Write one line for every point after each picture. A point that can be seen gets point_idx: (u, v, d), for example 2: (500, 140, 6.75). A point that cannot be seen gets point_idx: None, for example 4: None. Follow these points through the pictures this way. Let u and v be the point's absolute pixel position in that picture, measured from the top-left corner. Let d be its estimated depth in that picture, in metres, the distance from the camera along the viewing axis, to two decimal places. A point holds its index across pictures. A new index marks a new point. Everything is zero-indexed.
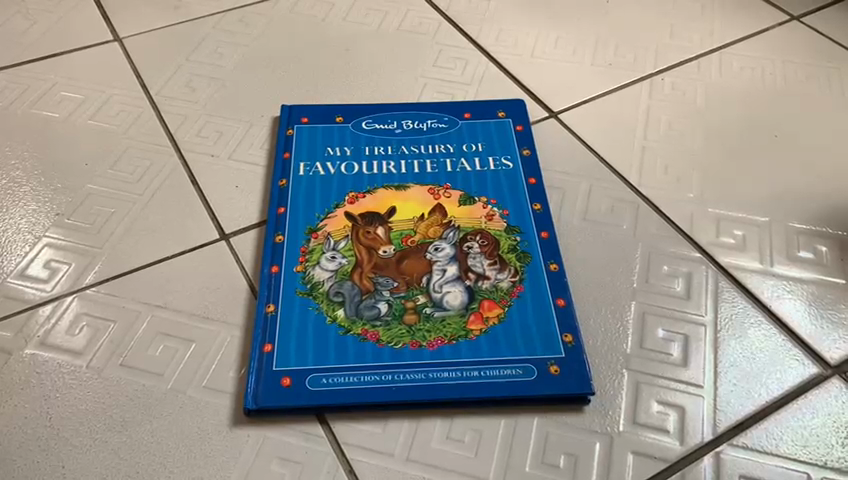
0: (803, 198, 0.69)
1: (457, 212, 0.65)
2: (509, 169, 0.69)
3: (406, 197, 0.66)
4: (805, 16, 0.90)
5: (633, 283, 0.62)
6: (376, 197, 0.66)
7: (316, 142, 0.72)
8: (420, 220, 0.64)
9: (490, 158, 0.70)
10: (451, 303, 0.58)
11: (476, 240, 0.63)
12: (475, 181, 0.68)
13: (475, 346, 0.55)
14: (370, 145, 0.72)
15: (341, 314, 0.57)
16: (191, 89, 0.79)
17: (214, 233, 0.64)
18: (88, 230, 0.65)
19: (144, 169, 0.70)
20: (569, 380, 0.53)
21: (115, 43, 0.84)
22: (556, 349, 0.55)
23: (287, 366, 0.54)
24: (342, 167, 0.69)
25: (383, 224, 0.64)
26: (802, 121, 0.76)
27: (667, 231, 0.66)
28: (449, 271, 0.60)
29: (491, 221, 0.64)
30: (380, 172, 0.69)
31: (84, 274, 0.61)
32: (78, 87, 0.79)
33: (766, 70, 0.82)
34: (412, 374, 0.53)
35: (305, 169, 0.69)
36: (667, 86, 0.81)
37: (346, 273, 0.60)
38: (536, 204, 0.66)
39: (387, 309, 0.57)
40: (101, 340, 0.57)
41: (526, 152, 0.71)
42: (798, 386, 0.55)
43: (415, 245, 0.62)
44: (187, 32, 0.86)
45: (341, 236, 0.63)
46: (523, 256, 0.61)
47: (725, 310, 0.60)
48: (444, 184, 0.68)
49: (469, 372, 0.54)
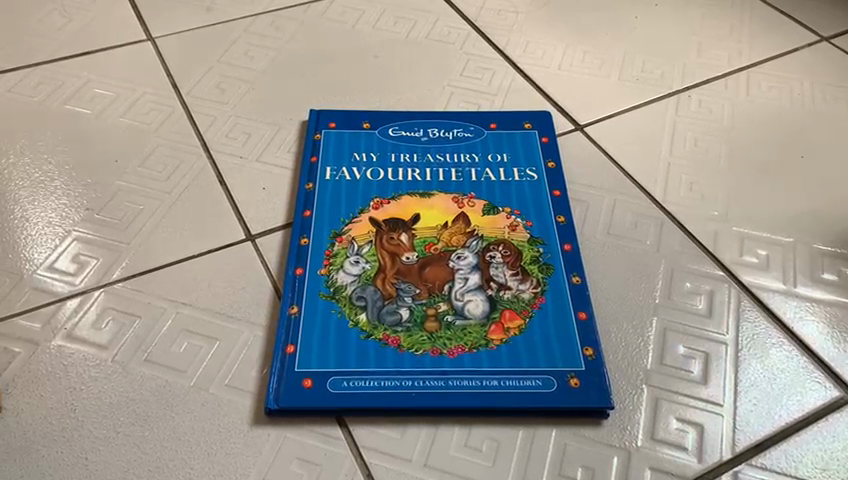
0: (827, 220, 0.69)
1: (481, 221, 0.65)
2: (533, 180, 0.69)
3: (430, 205, 0.67)
4: (835, 38, 0.89)
5: (654, 298, 0.62)
6: (401, 204, 0.67)
7: (343, 147, 0.72)
8: (443, 227, 0.64)
9: (515, 168, 0.71)
10: (472, 311, 0.58)
11: (499, 250, 0.63)
12: (499, 191, 0.68)
13: (495, 356, 0.55)
14: (397, 152, 0.72)
15: (363, 318, 0.57)
16: (221, 90, 0.80)
17: (240, 234, 0.65)
18: (117, 226, 0.66)
19: (173, 167, 0.71)
20: (588, 394, 0.54)
21: (147, 42, 0.85)
22: (576, 362, 0.55)
23: (309, 367, 0.54)
24: (368, 173, 0.70)
25: (407, 230, 0.64)
26: (829, 143, 0.76)
27: (690, 247, 0.66)
28: (470, 280, 0.60)
29: (514, 231, 0.65)
30: (406, 179, 0.69)
31: (112, 269, 0.62)
32: (111, 85, 0.80)
33: (793, 90, 0.82)
34: (432, 382, 0.54)
35: (331, 174, 0.69)
36: (693, 102, 0.80)
37: (369, 278, 0.60)
38: (559, 217, 0.66)
39: (409, 315, 0.58)
40: (126, 335, 0.57)
41: (551, 164, 0.71)
42: (818, 409, 0.55)
43: (438, 252, 0.62)
44: (219, 34, 0.88)
45: (365, 241, 0.63)
46: (546, 268, 0.62)
47: (746, 329, 0.60)
48: (468, 192, 0.68)
49: (489, 381, 0.54)
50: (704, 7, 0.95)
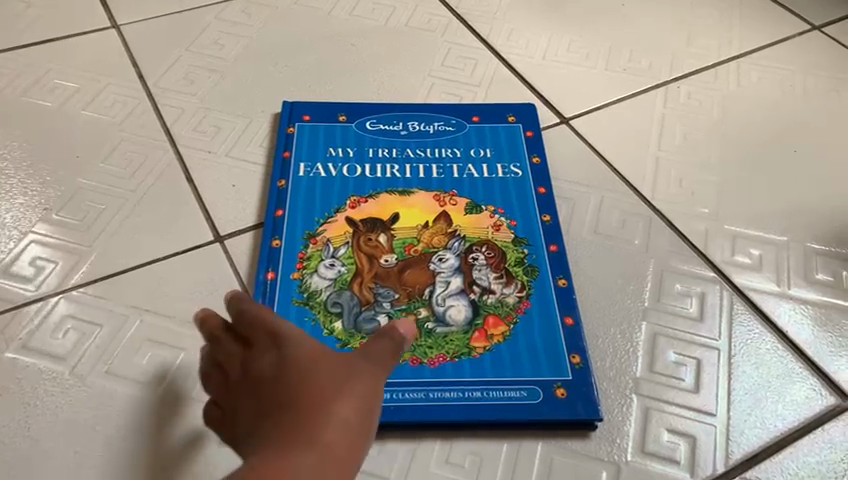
0: (821, 217, 0.66)
1: (463, 220, 0.62)
2: (518, 177, 0.66)
3: (410, 204, 0.63)
4: (826, 26, 0.87)
5: (644, 301, 0.59)
6: (379, 202, 0.63)
7: (318, 142, 0.69)
8: (424, 228, 0.61)
9: (499, 164, 0.68)
10: (454, 318, 0.55)
11: (482, 251, 0.60)
12: (482, 188, 0.65)
13: (477, 366, 0.53)
14: (375, 147, 0.69)
15: (339, 325, 0.54)
16: (190, 81, 0.76)
17: (208, 235, 0.62)
18: (77, 227, 0.62)
19: (138, 164, 0.67)
20: (575, 406, 0.51)
21: (112, 29, 0.81)
22: (563, 370, 0.53)
23: None
24: (344, 169, 0.66)
25: (385, 231, 0.61)
26: (821, 136, 0.74)
27: (680, 247, 0.63)
28: (452, 284, 0.57)
29: (497, 232, 0.62)
30: (384, 176, 0.66)
31: (71, 274, 0.58)
32: (73, 75, 0.76)
33: (785, 81, 0.80)
34: (412, 393, 0.51)
35: (305, 170, 0.66)
36: (682, 94, 0.78)
37: (345, 283, 0.57)
38: (545, 216, 0.63)
39: (387, 322, 0.55)
40: (86, 345, 0.54)
41: (536, 159, 0.68)
42: (814, 417, 0.53)
43: (418, 254, 0.59)
44: (188, 21, 0.83)
45: (341, 243, 0.60)
46: (531, 271, 0.59)
47: (739, 333, 0.57)
48: (450, 190, 0.65)
49: (472, 393, 0.51)
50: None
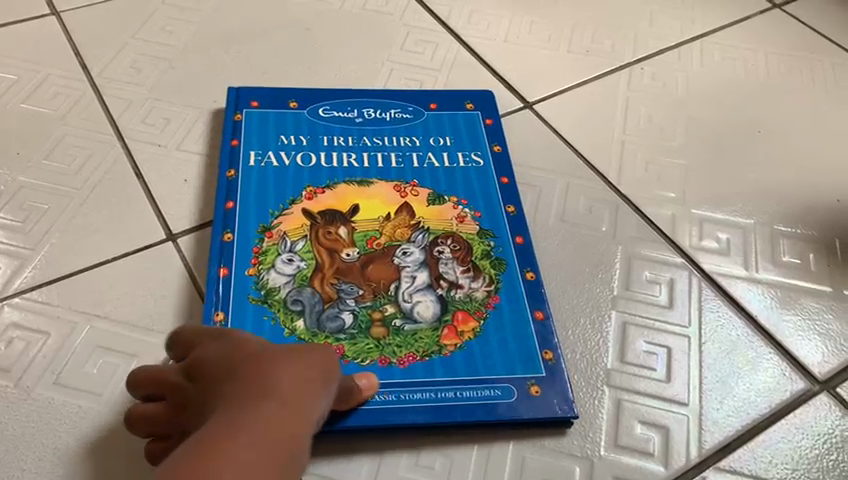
0: (786, 199, 0.66)
1: (426, 212, 0.60)
2: (479, 166, 0.64)
3: (370, 195, 0.61)
4: (787, 4, 0.86)
5: (613, 290, 0.58)
6: (337, 194, 0.61)
7: (269, 130, 0.66)
8: (386, 220, 0.59)
9: (459, 153, 0.65)
10: (422, 315, 0.53)
11: (448, 244, 0.58)
12: (444, 179, 0.63)
13: (449, 364, 0.51)
14: (329, 136, 0.66)
15: (301, 325, 0.52)
16: (137, 70, 0.73)
17: (160, 233, 0.59)
18: (19, 228, 0.59)
19: (84, 160, 0.64)
20: (551, 403, 0.50)
21: (52, 16, 0.77)
22: (536, 367, 0.51)
23: None
24: (298, 158, 0.64)
25: (346, 224, 0.59)
26: (785, 117, 0.73)
27: (647, 232, 0.62)
28: (418, 279, 0.55)
29: (462, 223, 0.60)
30: (340, 166, 0.63)
31: (14, 279, 0.55)
32: (11, 66, 0.72)
33: (748, 61, 0.79)
34: (383, 395, 0.49)
35: (256, 160, 0.63)
36: (647, 75, 0.76)
37: (305, 279, 0.55)
38: (509, 207, 0.62)
39: (352, 320, 0.53)
40: (32, 356, 0.51)
41: (498, 148, 0.66)
42: (786, 403, 0.52)
43: (381, 248, 0.57)
44: (134, 8, 0.79)
45: (298, 236, 0.58)
46: (498, 263, 0.57)
47: (709, 320, 0.57)
48: (411, 180, 0.63)
49: (444, 393, 0.49)
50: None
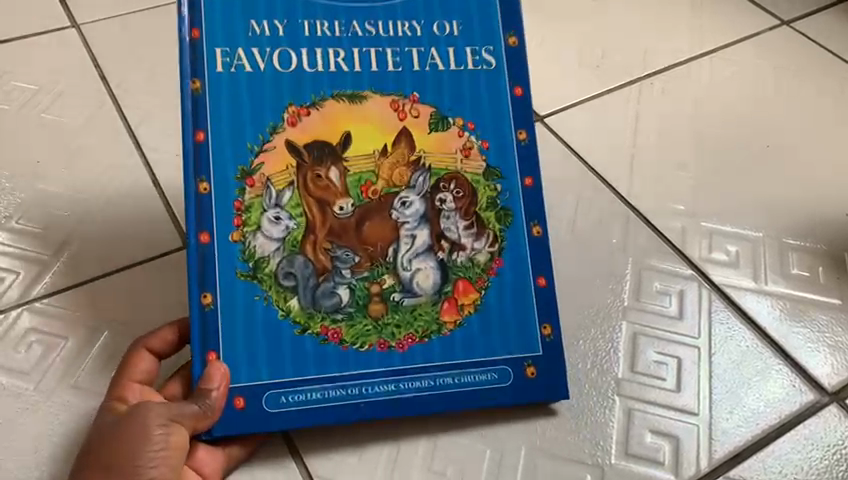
0: (795, 212, 0.66)
1: (428, 143, 0.52)
2: (490, 69, 0.54)
3: (363, 115, 0.51)
4: (795, 21, 0.87)
5: (623, 300, 0.59)
6: (325, 115, 0.51)
7: (229, 14, 0.50)
8: (383, 156, 0.52)
9: (469, 49, 0.53)
10: (422, 286, 0.52)
11: (450, 189, 0.52)
12: (448, 87, 0.53)
13: (448, 344, 0.52)
14: (310, 20, 0.51)
15: (295, 304, 0.50)
16: (154, 80, 0.73)
17: (177, 241, 0.60)
18: (40, 235, 0.60)
19: (102, 168, 0.65)
20: (544, 384, 0.52)
21: (72, 29, 0.77)
22: (533, 345, 0.52)
23: (239, 383, 0.49)
24: (275, 58, 0.51)
25: (336, 163, 0.51)
26: (793, 131, 0.74)
27: (657, 244, 0.63)
28: (418, 240, 0.52)
29: (467, 159, 0.53)
30: (328, 70, 0.51)
31: (34, 285, 0.57)
32: (32, 76, 0.73)
33: (757, 77, 0.80)
34: (382, 386, 0.50)
35: (223, 60, 0.50)
36: (656, 91, 0.77)
37: (296, 243, 0.50)
38: (519, 132, 0.54)
39: (348, 296, 0.51)
40: (51, 359, 0.53)
41: (513, 41, 0.54)
42: (795, 413, 0.53)
43: (378, 197, 0.51)
44: (150, 14, 0.80)
45: (284, 184, 0.50)
46: (503, 216, 0.53)
47: (719, 331, 0.57)
48: (410, 92, 0.52)
49: (443, 380, 0.51)
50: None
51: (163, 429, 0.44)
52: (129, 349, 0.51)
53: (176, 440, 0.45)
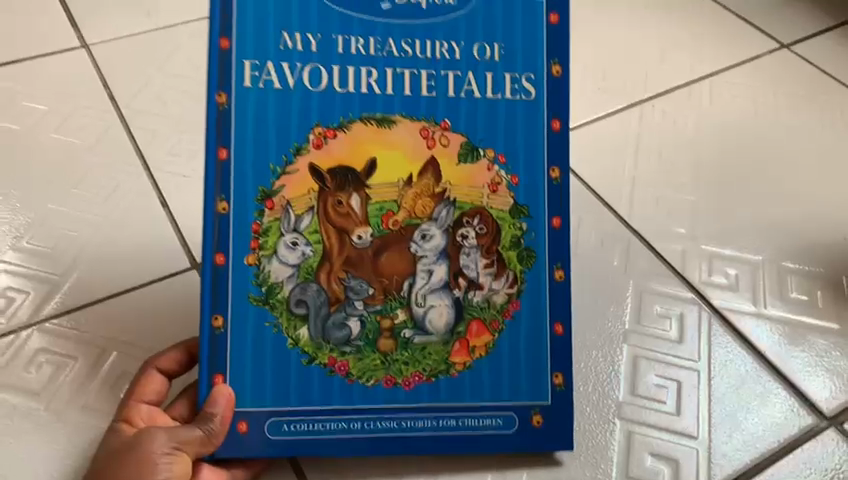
0: (793, 235, 0.67)
1: (454, 175, 0.51)
2: (527, 98, 0.52)
3: (390, 143, 0.51)
4: (795, 45, 0.86)
5: (624, 323, 0.60)
6: (351, 139, 0.50)
7: (265, 22, 0.50)
8: (407, 186, 0.51)
9: (507, 76, 0.51)
10: (435, 325, 0.52)
11: (473, 225, 0.51)
12: (482, 116, 0.52)
13: (456, 386, 0.52)
14: (346, 36, 0.50)
15: (305, 335, 0.51)
16: (163, 103, 0.74)
17: (185, 262, 0.61)
18: (50, 255, 0.61)
19: (111, 188, 0.66)
20: (550, 434, 0.52)
21: (82, 49, 0.78)
22: (542, 394, 0.53)
23: (242, 407, 0.50)
24: (304, 76, 0.50)
25: (358, 190, 0.50)
26: (792, 154, 0.75)
27: (658, 267, 0.64)
28: (435, 276, 0.51)
29: (494, 195, 0.52)
30: (358, 90, 0.50)
31: (44, 305, 0.58)
32: (41, 95, 0.74)
33: (758, 99, 0.80)
34: (385, 422, 0.51)
35: (253, 76, 0.49)
36: (657, 113, 0.77)
37: (310, 271, 0.50)
38: (552, 169, 0.52)
39: (359, 329, 0.51)
40: (61, 379, 0.55)
41: (556, 69, 0.52)
42: (794, 438, 0.55)
43: (398, 229, 0.51)
44: (156, 31, 0.80)
45: (304, 209, 0.50)
46: (526, 257, 0.52)
47: (719, 355, 0.59)
48: (442, 119, 0.51)
49: (445, 419, 0.52)
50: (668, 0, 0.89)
51: (167, 459, 0.47)
52: (139, 371, 0.53)
53: (179, 468, 0.47)
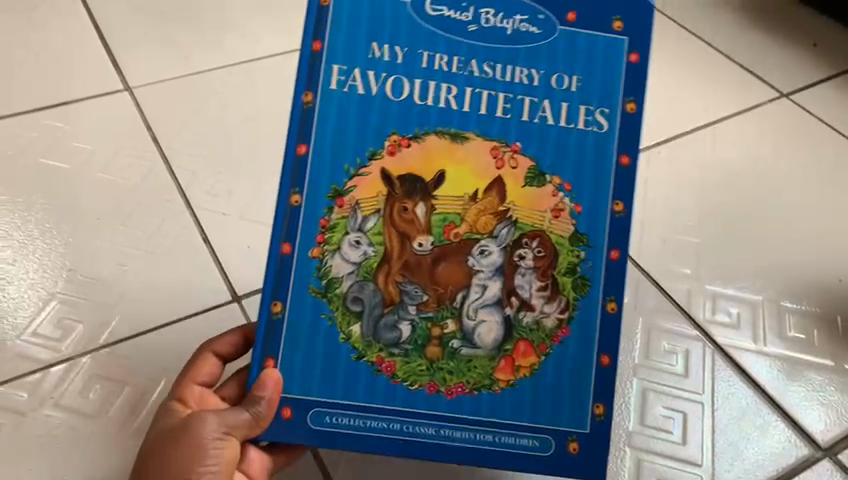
0: (791, 277, 0.72)
1: (518, 197, 0.49)
2: (600, 131, 0.49)
3: (461, 157, 0.49)
4: (793, 94, 0.90)
5: (634, 358, 0.64)
6: (425, 150, 0.49)
7: (357, 29, 0.49)
8: (472, 200, 0.49)
9: (582, 107, 0.49)
10: (484, 339, 0.49)
11: (532, 246, 0.49)
12: (552, 144, 0.49)
13: (496, 403, 0.49)
14: (430, 52, 0.49)
15: (357, 332, 0.49)
16: (200, 143, 0.78)
17: (226, 295, 0.67)
18: (100, 287, 0.67)
19: (155, 226, 0.71)
20: (587, 462, 0.49)
21: (124, 93, 0.82)
22: (582, 422, 0.49)
23: (288, 393, 0.49)
24: (386, 85, 0.49)
25: (425, 199, 0.49)
26: (790, 198, 0.80)
27: (665, 305, 0.68)
28: (489, 291, 0.49)
29: (556, 219, 0.49)
30: (435, 104, 0.49)
31: (97, 335, 0.64)
32: (87, 135, 0.78)
33: (760, 144, 0.85)
34: (423, 428, 0.49)
35: (338, 81, 0.49)
36: (665, 159, 0.81)
37: (370, 271, 0.49)
38: (615, 203, 0.49)
39: (410, 334, 0.49)
40: (114, 403, 0.61)
41: (631, 106, 0.49)
42: (792, 467, 0.59)
43: (459, 241, 0.49)
44: (191, 71, 0.84)
45: (371, 210, 0.49)
46: (581, 284, 0.49)
47: (721, 389, 0.63)
48: (513, 141, 0.49)
49: (484, 434, 0.49)
50: (676, 46, 0.94)
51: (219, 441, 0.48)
52: (196, 353, 0.56)
53: (229, 453, 0.48)
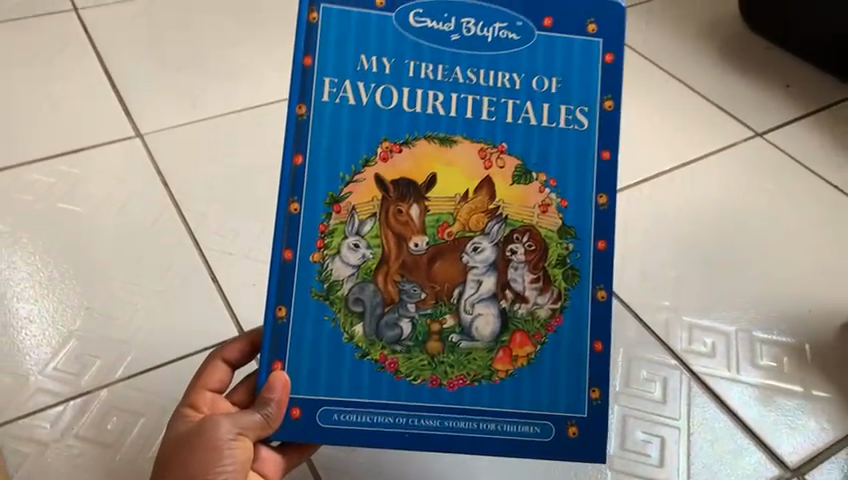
0: (763, 308, 0.77)
1: (508, 194, 0.51)
2: (581, 130, 0.51)
3: (452, 158, 0.51)
4: (767, 133, 0.96)
5: (615, 387, 0.69)
6: (415, 155, 0.51)
7: (345, 46, 0.51)
8: (464, 200, 0.51)
9: (562, 107, 0.51)
10: (481, 332, 0.52)
11: (522, 241, 0.51)
12: (537, 142, 0.51)
13: (497, 394, 0.52)
14: (417, 61, 0.51)
15: (360, 331, 0.51)
16: (207, 186, 0.83)
17: (233, 330, 0.72)
18: (116, 325, 0.72)
19: (167, 266, 0.76)
20: (588, 447, 0.52)
21: (135, 139, 0.87)
22: (579, 407, 0.52)
23: (298, 393, 0.51)
24: (377, 94, 0.51)
25: (419, 200, 0.51)
26: (763, 232, 0.85)
27: (645, 336, 0.73)
28: (484, 287, 0.51)
29: (544, 214, 0.51)
30: (425, 111, 0.51)
31: (114, 369, 0.69)
32: (101, 180, 0.83)
33: (735, 181, 0.90)
34: (428, 421, 0.51)
35: (330, 92, 0.51)
36: (645, 197, 0.86)
37: (369, 272, 0.51)
38: (600, 196, 0.51)
39: (410, 331, 0.52)
40: (131, 433, 0.65)
41: (609, 104, 0.51)
42: None
43: (453, 239, 0.51)
44: (198, 118, 0.90)
45: (367, 214, 0.51)
46: (571, 275, 0.52)
47: (696, 414, 0.67)
48: (500, 142, 0.51)
49: (486, 424, 0.51)
50: (656, 91, 1.00)
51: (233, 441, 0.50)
52: (207, 362, 0.60)
53: (243, 453, 0.50)
